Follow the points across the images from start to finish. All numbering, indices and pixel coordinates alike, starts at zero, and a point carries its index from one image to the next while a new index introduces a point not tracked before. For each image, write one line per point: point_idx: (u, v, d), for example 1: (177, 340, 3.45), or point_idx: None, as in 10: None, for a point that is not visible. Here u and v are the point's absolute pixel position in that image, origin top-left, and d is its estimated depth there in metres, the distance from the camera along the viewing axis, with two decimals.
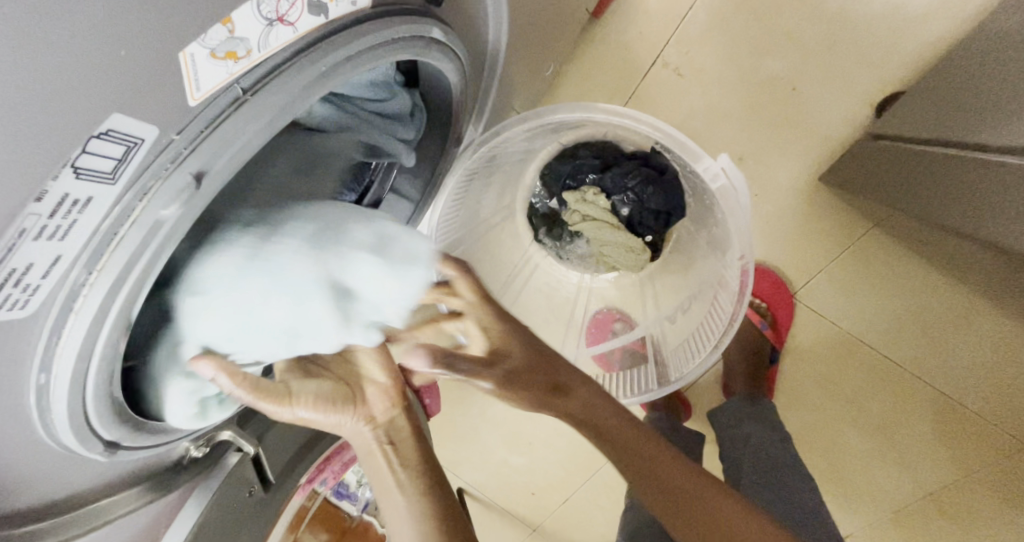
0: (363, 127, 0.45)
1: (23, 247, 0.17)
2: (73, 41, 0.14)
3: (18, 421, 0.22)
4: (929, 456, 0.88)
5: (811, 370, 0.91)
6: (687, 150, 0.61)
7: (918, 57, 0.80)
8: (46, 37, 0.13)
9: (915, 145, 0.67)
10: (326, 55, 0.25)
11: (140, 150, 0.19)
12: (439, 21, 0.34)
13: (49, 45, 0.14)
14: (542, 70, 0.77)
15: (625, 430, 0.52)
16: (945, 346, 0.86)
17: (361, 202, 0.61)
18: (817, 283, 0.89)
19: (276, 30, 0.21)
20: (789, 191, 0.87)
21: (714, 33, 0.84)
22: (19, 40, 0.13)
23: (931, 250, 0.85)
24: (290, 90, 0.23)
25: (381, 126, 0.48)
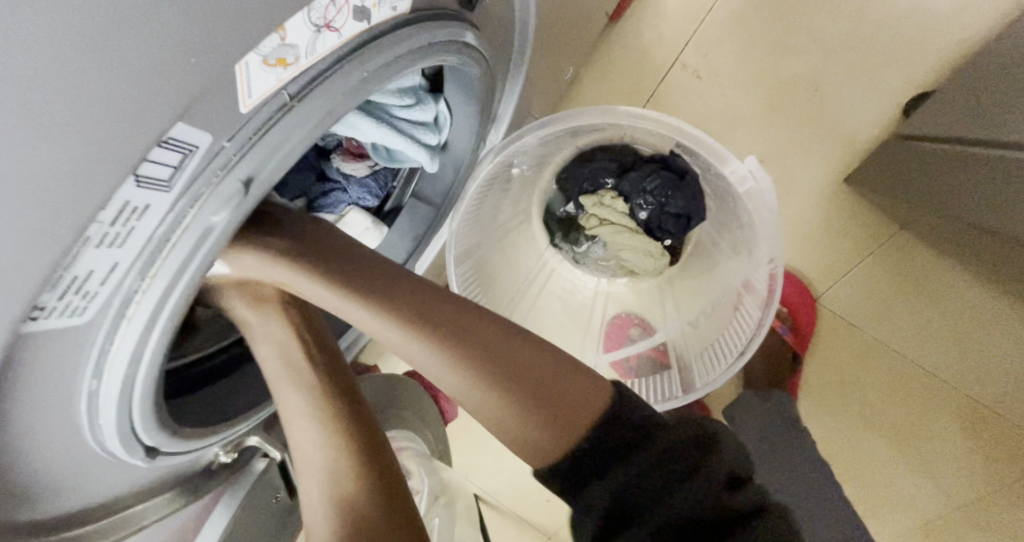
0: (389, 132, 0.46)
1: (84, 256, 0.17)
2: (143, 51, 0.14)
3: (68, 423, 0.23)
4: (958, 464, 0.86)
5: (834, 375, 0.89)
6: (714, 152, 0.60)
7: (943, 57, 0.79)
8: (119, 48, 0.14)
9: (944, 146, 0.66)
10: (368, 60, 0.25)
11: (194, 157, 0.19)
12: (472, 27, 0.34)
13: (121, 55, 0.14)
14: (561, 75, 0.77)
15: (558, 368, 0.42)
16: (975, 352, 0.85)
17: (382, 207, 0.62)
18: (841, 287, 0.87)
19: (322, 36, 0.21)
20: (811, 193, 0.85)
21: (734, 35, 0.84)
22: (94, 50, 0.13)
23: (959, 253, 0.83)
24: (333, 96, 0.23)
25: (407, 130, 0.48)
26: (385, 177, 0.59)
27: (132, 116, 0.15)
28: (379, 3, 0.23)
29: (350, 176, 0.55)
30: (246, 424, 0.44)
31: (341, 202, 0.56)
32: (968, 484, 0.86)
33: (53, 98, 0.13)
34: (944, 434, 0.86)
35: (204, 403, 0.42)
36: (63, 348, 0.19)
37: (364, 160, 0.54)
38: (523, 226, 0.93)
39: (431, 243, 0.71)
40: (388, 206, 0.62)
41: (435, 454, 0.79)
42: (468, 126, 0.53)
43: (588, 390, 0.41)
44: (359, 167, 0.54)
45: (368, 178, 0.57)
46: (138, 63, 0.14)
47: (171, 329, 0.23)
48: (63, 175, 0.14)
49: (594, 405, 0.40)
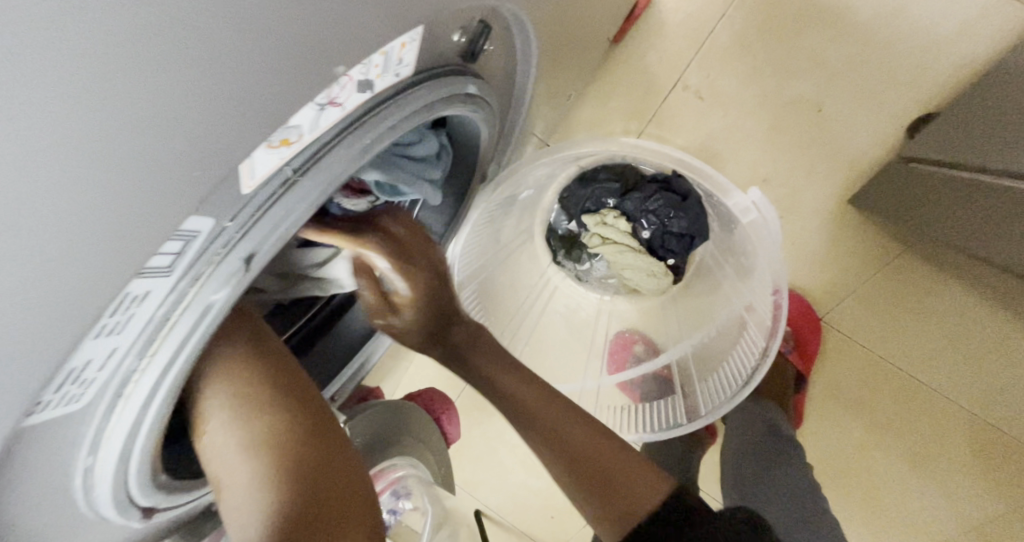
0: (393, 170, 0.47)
1: (84, 350, 0.17)
2: (148, 162, 0.14)
3: (65, 502, 0.22)
4: (967, 485, 0.85)
5: (841, 396, 0.88)
6: (716, 183, 0.60)
7: (947, 78, 0.79)
8: (122, 164, 0.13)
9: (949, 171, 0.66)
10: (370, 127, 0.25)
11: (196, 242, 0.19)
12: (473, 78, 0.34)
13: (125, 168, 0.14)
14: (563, 98, 0.77)
15: (601, 437, 0.53)
16: (983, 372, 0.84)
17: None
18: (846, 306, 0.87)
19: (326, 112, 0.21)
20: (815, 214, 0.85)
21: (736, 55, 0.84)
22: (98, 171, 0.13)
23: (965, 272, 0.83)
24: (334, 165, 0.24)
25: (411, 168, 0.49)
26: (386, 211, 0.61)
27: (137, 216, 0.15)
28: (382, 73, 0.24)
29: (350, 212, 0.57)
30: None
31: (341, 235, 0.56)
32: (977, 506, 0.85)
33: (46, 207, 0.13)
34: (953, 456, 0.86)
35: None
36: (60, 436, 0.19)
37: (365, 197, 0.54)
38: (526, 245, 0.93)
39: (433, 271, 0.71)
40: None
41: (438, 478, 0.78)
42: (472, 159, 0.53)
43: (645, 485, 0.49)
44: (359, 203, 0.54)
45: (368, 213, 0.59)
46: (147, 168, 0.14)
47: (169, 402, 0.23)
48: (64, 275, 0.14)
49: (642, 489, 0.48)
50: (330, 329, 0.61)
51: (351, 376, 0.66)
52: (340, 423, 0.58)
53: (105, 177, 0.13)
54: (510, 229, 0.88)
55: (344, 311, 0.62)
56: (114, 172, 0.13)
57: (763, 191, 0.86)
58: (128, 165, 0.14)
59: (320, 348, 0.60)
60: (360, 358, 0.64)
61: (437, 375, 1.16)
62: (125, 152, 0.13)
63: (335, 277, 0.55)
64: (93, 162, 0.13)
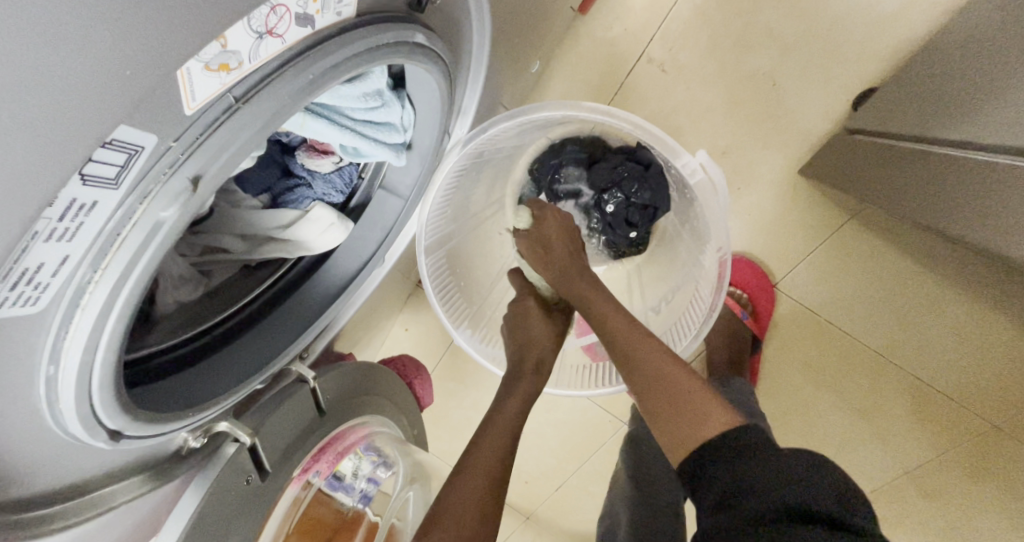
0: (352, 135, 0.48)
1: (35, 249, 0.18)
2: (97, 56, 0.16)
3: (29, 408, 0.24)
4: (907, 439, 0.92)
5: (790, 358, 0.94)
6: (668, 146, 0.63)
7: (894, 52, 0.82)
8: (71, 49, 0.15)
9: (893, 141, 0.70)
10: (313, 64, 0.26)
11: (141, 157, 0.20)
12: (423, 27, 0.36)
13: (72, 57, 0.15)
14: (528, 67, 0.79)
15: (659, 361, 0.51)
16: (922, 335, 0.89)
17: (350, 201, 0.65)
18: (797, 274, 0.92)
19: (265, 42, 0.23)
20: (769, 185, 0.89)
21: (697, 29, 0.86)
22: (45, 52, 0.15)
23: (908, 242, 0.88)
24: (279, 97, 0.25)
25: (369, 131, 0.50)
26: (351, 172, 0.61)
27: (60, 117, 0.16)
28: (321, 9, 0.25)
29: (315, 171, 0.58)
30: (211, 410, 0.46)
31: (308, 197, 0.59)
32: (910, 459, 0.92)
33: (12, 101, 0.15)
34: (891, 412, 0.92)
35: (183, 388, 0.46)
36: (19, 335, 0.21)
37: (329, 157, 0.57)
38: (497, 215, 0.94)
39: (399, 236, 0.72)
40: (354, 201, 0.65)
41: (412, 439, 0.81)
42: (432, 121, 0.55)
43: (707, 408, 0.45)
44: (324, 163, 0.57)
45: (333, 174, 0.60)
46: (68, 75, 0.16)
47: (128, 318, 0.25)
48: None
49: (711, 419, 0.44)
50: (300, 287, 0.63)
51: (321, 334, 0.68)
52: (308, 378, 0.58)
53: (23, 78, 0.15)
54: (480, 199, 0.88)
55: (314, 271, 0.64)
56: (33, 70, 0.15)
57: (723, 162, 0.89)
58: (43, 64, 0.15)
59: (290, 304, 0.62)
60: (329, 317, 0.66)
61: (414, 344, 1.19)
62: (41, 53, 0.15)
63: (301, 238, 0.57)
64: (45, 46, 0.15)
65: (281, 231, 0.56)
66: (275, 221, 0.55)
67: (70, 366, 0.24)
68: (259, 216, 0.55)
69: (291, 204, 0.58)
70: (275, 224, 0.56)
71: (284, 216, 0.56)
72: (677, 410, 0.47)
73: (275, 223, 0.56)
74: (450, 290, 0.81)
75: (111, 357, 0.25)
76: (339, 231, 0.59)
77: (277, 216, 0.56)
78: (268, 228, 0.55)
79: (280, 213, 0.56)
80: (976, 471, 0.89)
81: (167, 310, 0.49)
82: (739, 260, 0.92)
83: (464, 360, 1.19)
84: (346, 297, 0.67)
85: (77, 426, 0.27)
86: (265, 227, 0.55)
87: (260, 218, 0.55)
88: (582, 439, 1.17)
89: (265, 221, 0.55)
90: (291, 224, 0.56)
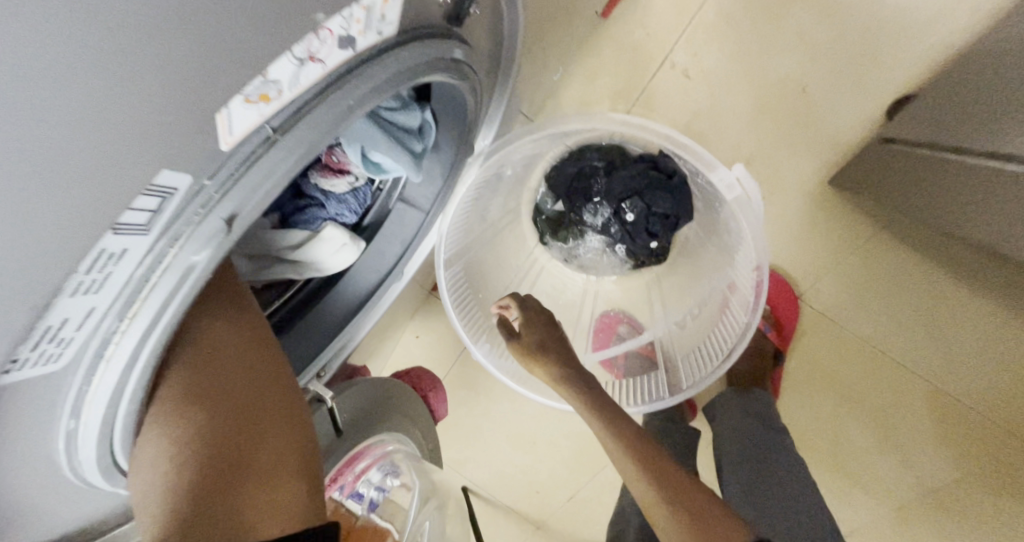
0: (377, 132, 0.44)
1: (58, 306, 0.16)
2: (134, 97, 0.14)
3: (45, 462, 0.22)
4: (934, 456, 0.89)
5: (813, 371, 0.92)
6: (703, 159, 0.61)
7: (928, 59, 0.79)
8: (103, 93, 0.14)
9: (927, 150, 0.68)
10: (352, 88, 0.24)
11: (174, 199, 0.18)
12: (460, 42, 0.34)
13: (104, 101, 0.14)
14: (549, 73, 0.77)
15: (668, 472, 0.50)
16: (950, 348, 0.87)
17: (362, 221, 0.62)
18: (822, 285, 0.89)
19: (306, 68, 0.21)
20: (795, 194, 0.87)
21: (723, 33, 0.84)
22: (77, 100, 0.13)
23: (939, 253, 0.85)
24: (317, 125, 0.23)
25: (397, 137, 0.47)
26: (365, 192, 0.59)
27: (85, 167, 0.14)
28: (364, 29, 0.23)
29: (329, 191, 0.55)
30: None
31: (319, 217, 0.56)
32: (935, 476, 0.89)
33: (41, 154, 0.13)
34: (918, 428, 0.89)
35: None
36: (40, 393, 0.19)
37: (344, 176, 0.54)
38: (513, 223, 0.91)
39: (418, 249, 0.70)
40: (368, 220, 0.62)
41: (426, 454, 0.79)
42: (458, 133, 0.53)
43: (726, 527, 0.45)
44: (339, 183, 0.54)
45: (347, 194, 0.57)
46: (101, 123, 0.14)
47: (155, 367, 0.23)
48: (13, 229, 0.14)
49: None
50: (316, 304, 0.61)
51: (337, 352, 0.66)
52: (326, 398, 0.58)
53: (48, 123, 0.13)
54: (496, 208, 0.86)
55: (328, 289, 0.62)
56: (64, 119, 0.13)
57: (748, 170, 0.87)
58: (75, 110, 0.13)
59: (310, 321, 0.60)
60: (347, 334, 0.65)
61: (426, 353, 1.17)
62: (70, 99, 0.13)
63: (313, 258, 0.55)
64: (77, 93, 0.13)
65: (289, 250, 0.53)
66: (282, 240, 0.53)
67: (92, 420, 0.22)
68: (266, 236, 0.52)
69: (301, 224, 0.55)
70: (282, 245, 0.53)
71: (294, 236, 0.53)
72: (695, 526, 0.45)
73: (282, 243, 0.53)
74: (468, 302, 0.79)
75: (136, 405, 0.24)
76: (351, 251, 0.56)
77: (285, 235, 0.53)
78: (276, 248, 0.53)
79: (289, 233, 0.53)
80: (1005, 490, 0.87)
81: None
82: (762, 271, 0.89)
83: (476, 369, 1.17)
84: (363, 313, 0.66)
85: (95, 475, 0.25)
86: (271, 247, 0.52)
87: (272, 237, 0.52)
88: (595, 450, 1.15)
89: (274, 241, 0.52)
90: (302, 243, 0.54)
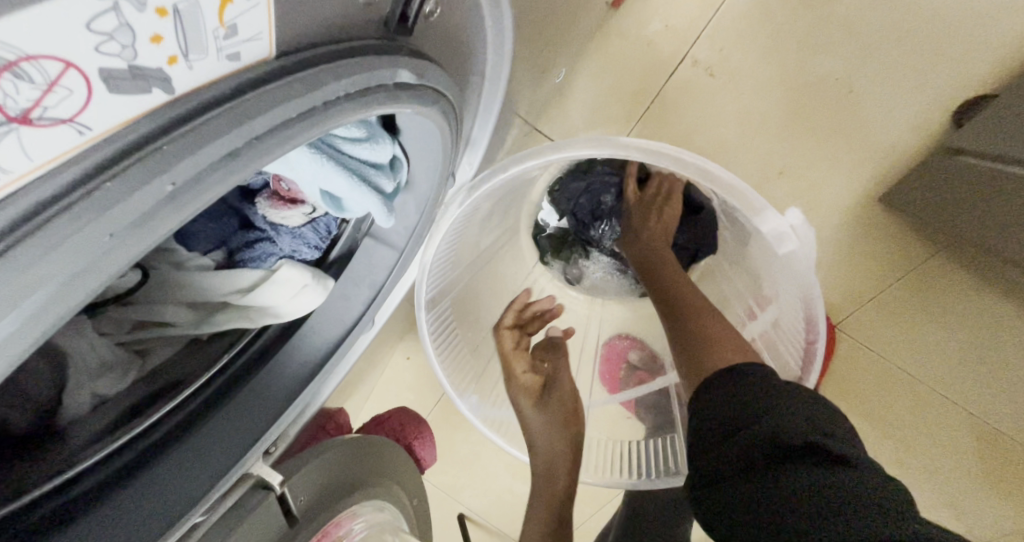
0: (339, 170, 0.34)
1: None
2: None
3: None
4: (993, 508, 0.77)
5: (851, 408, 0.80)
6: (746, 200, 0.51)
7: (1007, 55, 0.67)
8: None
9: (993, 167, 0.57)
10: (179, 160, 0.14)
11: None
12: (412, 61, 0.24)
13: None
14: (550, 73, 0.65)
15: (708, 317, 0.54)
16: (1015, 388, 0.75)
17: (329, 253, 0.52)
18: (864, 313, 0.78)
19: (13, 138, 0.11)
20: (836, 209, 0.75)
21: (756, 23, 0.71)
22: None
23: (1006, 281, 0.73)
24: (86, 240, 0.13)
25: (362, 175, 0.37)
26: (328, 222, 0.48)
27: None
28: (182, 56, 0.13)
29: (279, 224, 0.44)
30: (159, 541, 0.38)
31: (271, 254, 0.46)
32: (992, 528, 0.78)
33: None
34: (973, 474, 0.78)
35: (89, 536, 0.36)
36: None
37: (298, 208, 0.43)
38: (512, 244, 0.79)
39: (396, 286, 0.60)
40: (335, 253, 0.52)
41: None
42: (434, 161, 0.41)
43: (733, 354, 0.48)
44: (291, 215, 0.43)
45: (303, 227, 0.47)
46: None
47: None
48: None
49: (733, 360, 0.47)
50: (260, 369, 0.50)
51: (296, 418, 0.56)
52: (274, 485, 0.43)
53: None
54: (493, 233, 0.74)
55: (279, 347, 0.52)
56: None
57: (780, 183, 0.75)
58: None
59: (252, 390, 0.49)
60: (305, 399, 0.55)
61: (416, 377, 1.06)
62: None
63: (265, 303, 0.44)
64: None
65: (236, 292, 0.43)
66: (223, 281, 0.42)
67: None
68: (203, 280, 0.42)
69: (250, 263, 0.45)
70: (221, 288, 0.43)
71: (240, 276, 0.43)
72: (701, 341, 0.51)
73: (223, 284, 0.42)
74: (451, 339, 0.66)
75: None
76: (314, 291, 0.46)
77: (225, 279, 0.42)
78: (215, 293, 0.43)
79: (237, 273, 0.43)
80: None
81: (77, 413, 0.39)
82: None
83: None
84: (325, 372, 0.56)
85: None
86: (209, 294, 0.42)
87: (213, 280, 0.42)
88: None
89: (210, 287, 0.42)
90: (252, 287, 0.43)
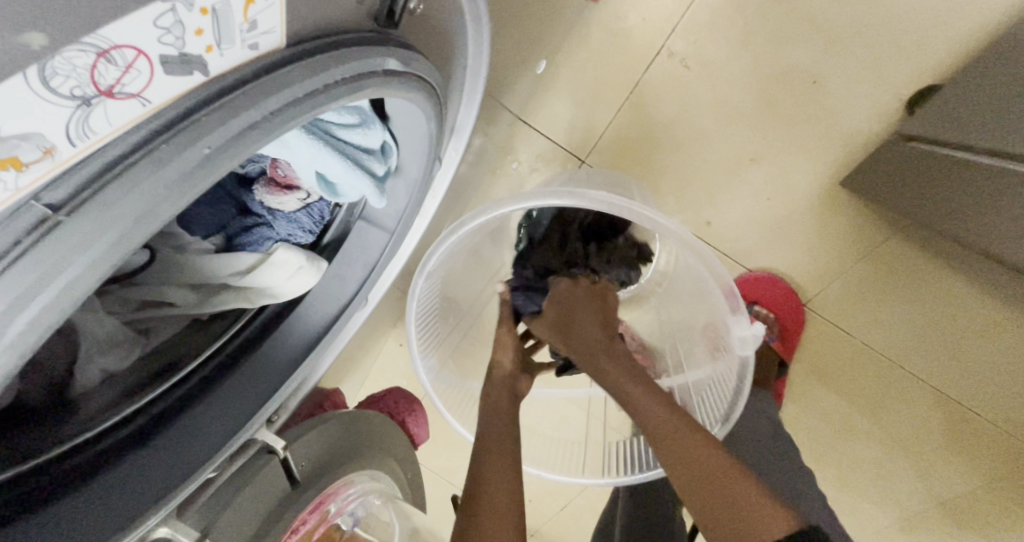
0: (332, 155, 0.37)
1: None
2: None
3: None
4: (947, 468, 0.83)
5: (819, 381, 0.85)
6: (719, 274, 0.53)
7: (959, 46, 0.71)
8: None
9: (938, 149, 0.62)
10: (211, 129, 0.18)
11: None
12: (399, 51, 0.27)
13: None
14: (531, 65, 0.68)
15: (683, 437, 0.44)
16: (968, 359, 0.80)
17: (323, 236, 0.55)
18: (831, 291, 0.83)
19: (100, 108, 0.15)
20: (804, 193, 0.79)
21: (726, 18, 0.75)
22: None
23: (959, 259, 0.78)
24: (151, 190, 0.17)
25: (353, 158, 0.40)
26: (322, 208, 0.51)
27: None
28: (215, 46, 0.17)
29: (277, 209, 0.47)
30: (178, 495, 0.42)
31: (268, 238, 0.48)
32: (947, 488, 0.83)
33: None
34: (931, 439, 0.83)
35: (111, 491, 0.39)
36: None
37: (294, 194, 0.46)
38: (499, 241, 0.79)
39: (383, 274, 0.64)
40: (328, 237, 0.55)
41: None
42: (420, 146, 0.45)
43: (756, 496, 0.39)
44: (288, 200, 0.46)
45: (299, 212, 0.49)
46: None
47: None
48: None
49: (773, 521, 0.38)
50: (260, 344, 0.54)
51: (293, 392, 0.59)
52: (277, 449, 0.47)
53: None
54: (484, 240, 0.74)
55: (276, 326, 0.55)
56: None
57: (751, 169, 0.79)
58: None
59: (256, 363, 0.53)
60: (303, 374, 0.58)
61: None
62: None
63: (262, 284, 0.47)
64: None
65: (236, 274, 0.46)
66: (224, 265, 0.45)
67: None
68: (206, 263, 0.45)
69: (248, 246, 0.48)
70: (221, 271, 0.45)
71: (240, 259, 0.46)
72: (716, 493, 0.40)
73: (224, 266, 0.45)
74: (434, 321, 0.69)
75: None
76: (308, 274, 0.49)
77: (226, 261, 0.45)
78: (216, 275, 0.45)
79: (236, 255, 0.46)
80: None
81: (87, 385, 0.40)
82: (766, 276, 0.82)
83: None
84: (319, 350, 0.59)
85: None
86: (211, 275, 0.45)
87: (214, 263, 0.45)
88: None
89: (212, 268, 0.45)
90: (249, 269, 0.46)
